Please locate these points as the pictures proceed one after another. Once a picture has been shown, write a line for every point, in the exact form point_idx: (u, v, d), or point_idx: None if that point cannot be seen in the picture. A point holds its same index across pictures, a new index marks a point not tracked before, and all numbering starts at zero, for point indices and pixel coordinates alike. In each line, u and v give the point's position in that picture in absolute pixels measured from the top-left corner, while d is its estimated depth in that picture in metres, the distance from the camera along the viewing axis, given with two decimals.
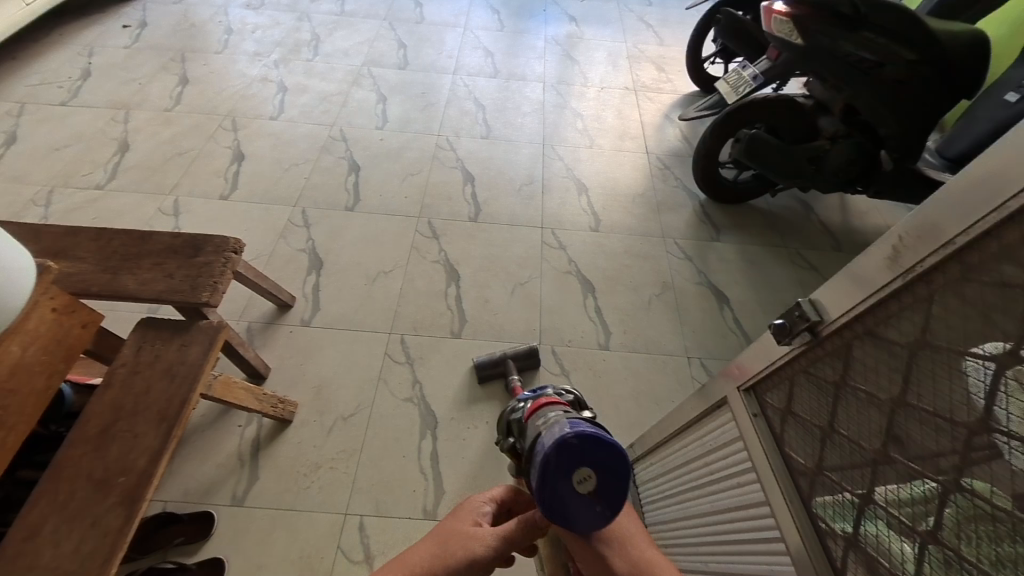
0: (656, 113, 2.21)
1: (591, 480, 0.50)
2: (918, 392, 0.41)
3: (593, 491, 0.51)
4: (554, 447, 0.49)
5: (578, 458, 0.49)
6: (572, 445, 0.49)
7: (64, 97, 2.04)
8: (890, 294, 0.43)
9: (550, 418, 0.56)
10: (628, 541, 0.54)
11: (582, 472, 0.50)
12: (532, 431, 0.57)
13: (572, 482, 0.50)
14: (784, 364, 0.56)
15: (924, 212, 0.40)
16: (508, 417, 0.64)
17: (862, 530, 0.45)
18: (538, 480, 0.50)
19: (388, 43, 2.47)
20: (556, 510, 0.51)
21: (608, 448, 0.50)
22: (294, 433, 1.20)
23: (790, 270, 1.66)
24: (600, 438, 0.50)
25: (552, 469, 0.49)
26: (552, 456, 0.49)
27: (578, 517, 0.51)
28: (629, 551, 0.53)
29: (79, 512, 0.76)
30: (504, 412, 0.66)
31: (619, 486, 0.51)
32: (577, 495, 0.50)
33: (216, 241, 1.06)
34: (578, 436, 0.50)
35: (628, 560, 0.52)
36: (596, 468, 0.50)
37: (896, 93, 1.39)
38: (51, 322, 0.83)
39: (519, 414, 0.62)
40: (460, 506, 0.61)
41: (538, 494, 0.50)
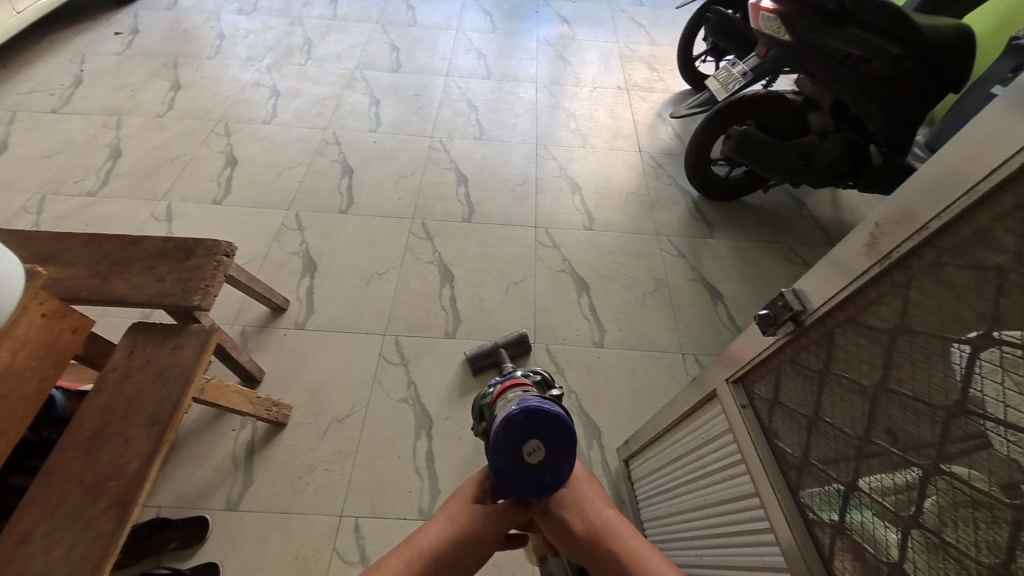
0: (648, 112, 2.22)
1: (540, 451, 0.51)
2: (898, 377, 0.41)
3: (543, 462, 0.51)
4: (502, 425, 0.50)
5: (525, 433, 0.50)
6: (518, 421, 0.50)
7: (55, 104, 2.03)
8: (869, 281, 0.43)
9: (510, 399, 0.57)
10: (583, 503, 0.57)
11: (530, 445, 0.50)
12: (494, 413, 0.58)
13: (522, 456, 0.51)
14: (770, 354, 0.56)
15: (900, 198, 0.41)
16: (480, 403, 0.66)
17: (848, 518, 0.45)
18: (491, 454, 0.51)
19: (380, 46, 2.48)
20: (511, 483, 0.52)
21: (553, 420, 0.50)
22: (289, 435, 1.19)
23: (783, 265, 1.67)
24: (544, 410, 0.50)
25: (501, 445, 0.50)
26: (501, 433, 0.50)
27: (534, 486, 0.52)
28: (586, 511, 0.57)
29: (71, 517, 0.76)
30: (476, 399, 0.68)
31: (569, 454, 0.52)
32: (529, 466, 0.51)
33: (208, 245, 1.06)
34: (523, 412, 0.50)
35: (585, 520, 0.56)
36: (543, 439, 0.51)
37: (884, 87, 1.40)
38: (41, 327, 0.83)
39: (488, 399, 0.64)
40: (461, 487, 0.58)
41: (492, 467, 0.52)
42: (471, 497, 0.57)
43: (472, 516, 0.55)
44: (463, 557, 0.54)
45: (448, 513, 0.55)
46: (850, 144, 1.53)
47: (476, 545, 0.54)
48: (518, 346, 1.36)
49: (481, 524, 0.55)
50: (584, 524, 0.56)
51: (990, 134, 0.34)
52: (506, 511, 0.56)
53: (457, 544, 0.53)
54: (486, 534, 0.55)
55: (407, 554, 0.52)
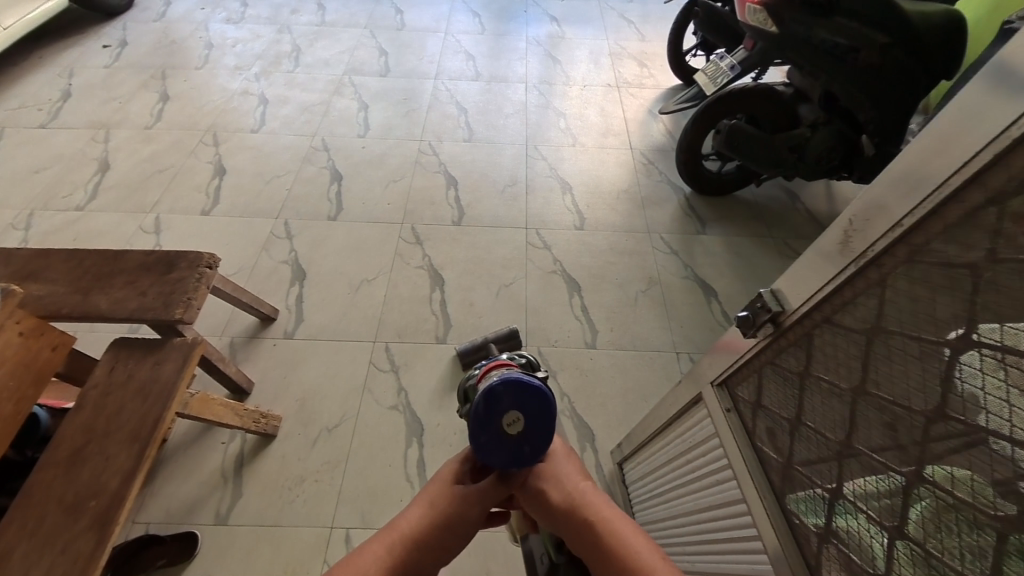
0: (639, 108, 2.21)
1: (520, 422, 0.49)
2: (876, 380, 0.40)
3: (522, 433, 0.49)
4: (482, 396, 0.47)
5: (505, 405, 0.48)
6: (498, 392, 0.47)
7: (43, 119, 2.03)
8: (844, 282, 0.41)
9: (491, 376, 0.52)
10: (561, 474, 0.54)
11: (509, 416, 0.48)
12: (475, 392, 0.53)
13: (501, 427, 0.49)
14: (752, 356, 0.55)
15: (870, 194, 0.39)
16: (464, 385, 0.57)
17: (833, 524, 0.44)
18: (472, 434, 0.49)
19: (369, 50, 2.47)
20: (490, 454, 0.50)
21: (535, 392, 0.48)
22: (278, 447, 1.18)
23: (777, 260, 1.65)
24: (526, 382, 0.48)
25: (480, 417, 0.48)
26: (480, 406, 0.47)
27: (510, 457, 0.50)
28: (562, 481, 0.53)
29: (49, 538, 0.75)
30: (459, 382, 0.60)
31: (549, 425, 0.50)
32: (507, 437, 0.49)
33: (190, 257, 1.05)
34: (503, 383, 0.48)
35: (563, 491, 0.52)
36: (523, 411, 0.48)
37: (873, 77, 1.38)
38: (17, 346, 0.83)
39: (472, 381, 0.56)
40: (439, 470, 0.55)
41: (471, 439, 0.49)
42: (450, 479, 0.54)
43: (452, 497, 0.52)
44: (445, 538, 0.51)
45: (427, 496, 0.53)
46: (841, 135, 1.51)
47: (458, 526, 0.51)
48: (507, 342, 1.33)
49: (462, 504, 0.52)
50: (562, 495, 0.52)
51: (961, 122, 0.33)
52: (485, 489, 0.52)
53: (439, 527, 0.51)
54: (466, 515, 0.52)
55: (387, 539, 0.50)
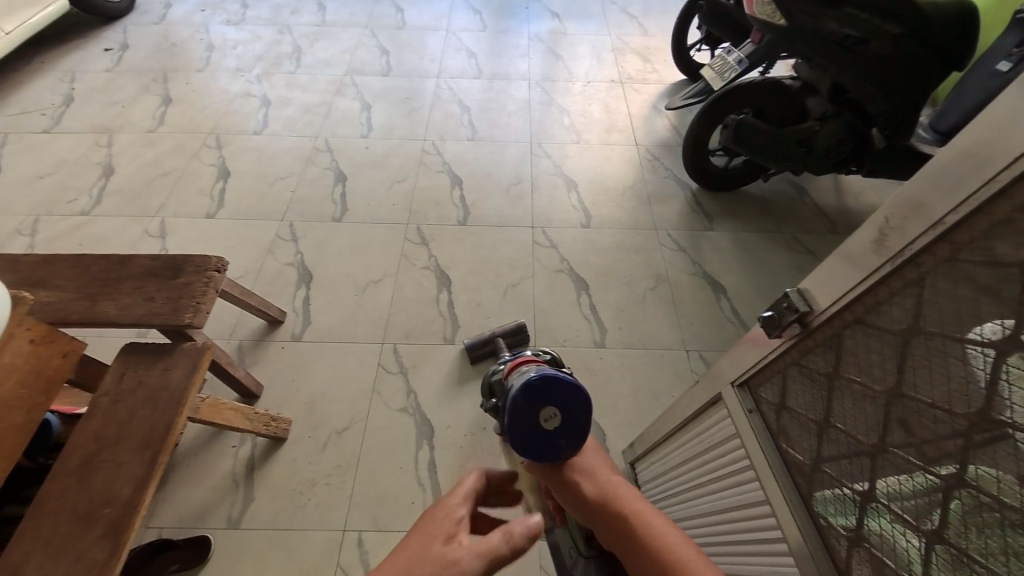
0: (643, 104, 2.19)
1: (557, 418, 0.50)
2: (914, 382, 0.39)
3: (558, 429, 0.51)
4: (520, 389, 0.50)
5: (541, 399, 0.50)
6: (536, 386, 0.50)
7: (46, 124, 2.03)
8: (879, 281, 0.40)
9: (522, 371, 0.56)
10: (593, 467, 0.52)
11: (547, 411, 0.50)
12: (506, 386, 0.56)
13: (537, 421, 0.50)
14: (776, 357, 0.53)
15: (907, 192, 0.38)
16: (489, 379, 0.64)
17: (864, 527, 0.43)
18: (509, 427, 0.51)
19: (369, 50, 2.45)
20: (526, 448, 0.51)
21: (571, 389, 0.50)
22: (288, 451, 1.18)
23: (785, 255, 1.64)
24: (562, 378, 0.50)
25: (517, 411, 0.50)
26: (518, 398, 0.50)
27: (547, 451, 0.51)
28: (596, 475, 0.51)
29: (64, 547, 0.74)
30: (487, 374, 0.66)
31: (585, 422, 0.51)
32: (544, 432, 0.51)
33: (198, 261, 1.05)
34: (541, 377, 0.50)
35: (595, 483, 0.51)
36: (560, 407, 0.50)
37: (883, 68, 1.37)
38: (27, 355, 0.82)
39: (498, 375, 0.63)
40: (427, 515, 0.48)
41: (508, 433, 0.51)
42: (445, 525, 0.47)
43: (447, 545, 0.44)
44: None
45: (415, 545, 0.44)
46: (850, 128, 1.49)
47: None
48: (515, 337, 1.36)
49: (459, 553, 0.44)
50: (595, 488, 0.50)
51: (1008, 113, 0.32)
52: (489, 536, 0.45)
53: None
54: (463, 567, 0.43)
55: None
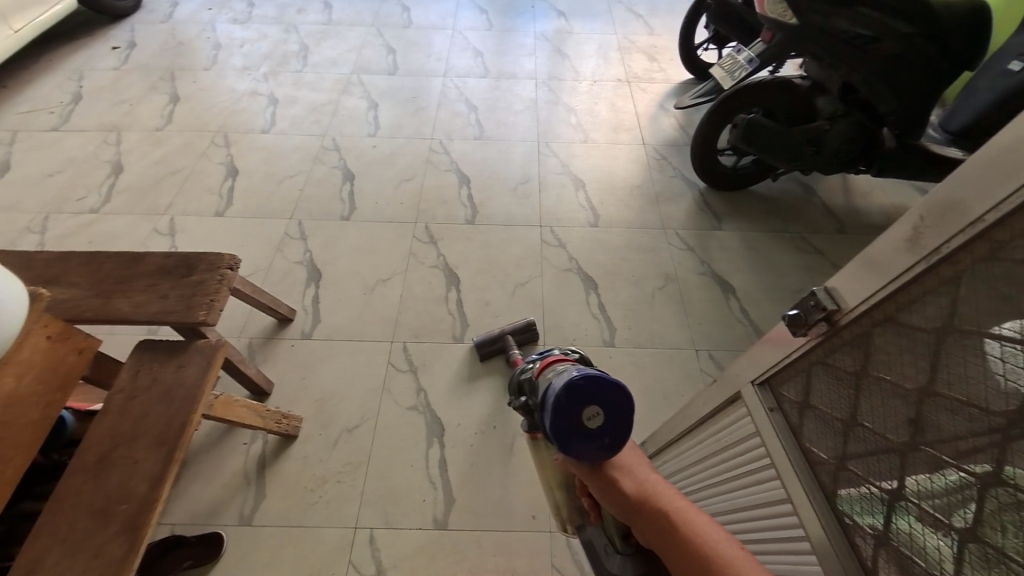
0: (650, 103, 2.18)
1: (599, 417, 0.50)
2: (948, 380, 0.39)
3: (600, 428, 0.50)
4: (563, 388, 0.50)
5: (585, 398, 0.49)
6: (578, 385, 0.50)
7: (55, 123, 2.04)
8: (912, 279, 0.40)
9: (558, 370, 0.57)
10: (632, 465, 0.54)
11: (590, 410, 0.50)
12: (541, 384, 0.57)
13: (580, 420, 0.50)
14: (799, 355, 0.53)
15: (943, 191, 0.38)
16: (519, 378, 0.66)
17: (892, 526, 0.42)
18: (551, 426, 0.50)
19: (376, 49, 2.45)
20: (568, 447, 0.51)
21: (614, 388, 0.50)
22: (299, 448, 1.18)
23: (794, 255, 1.63)
24: (606, 378, 0.50)
25: (559, 410, 0.49)
26: (561, 397, 0.49)
27: (590, 450, 0.51)
28: (634, 472, 0.53)
29: (81, 543, 0.75)
30: (515, 374, 0.67)
31: (628, 421, 0.51)
32: (586, 431, 0.50)
33: (210, 259, 1.05)
34: (584, 377, 0.50)
35: (634, 481, 0.52)
36: (603, 407, 0.50)
37: (895, 68, 1.36)
38: (45, 350, 0.83)
39: (528, 373, 0.64)
40: None
41: (550, 431, 0.51)
42: None
43: None
44: None
45: None
46: (861, 127, 1.49)
47: None
48: (524, 335, 1.36)
49: None
50: (635, 485, 0.51)
51: None
52: None
53: None
54: None
55: None
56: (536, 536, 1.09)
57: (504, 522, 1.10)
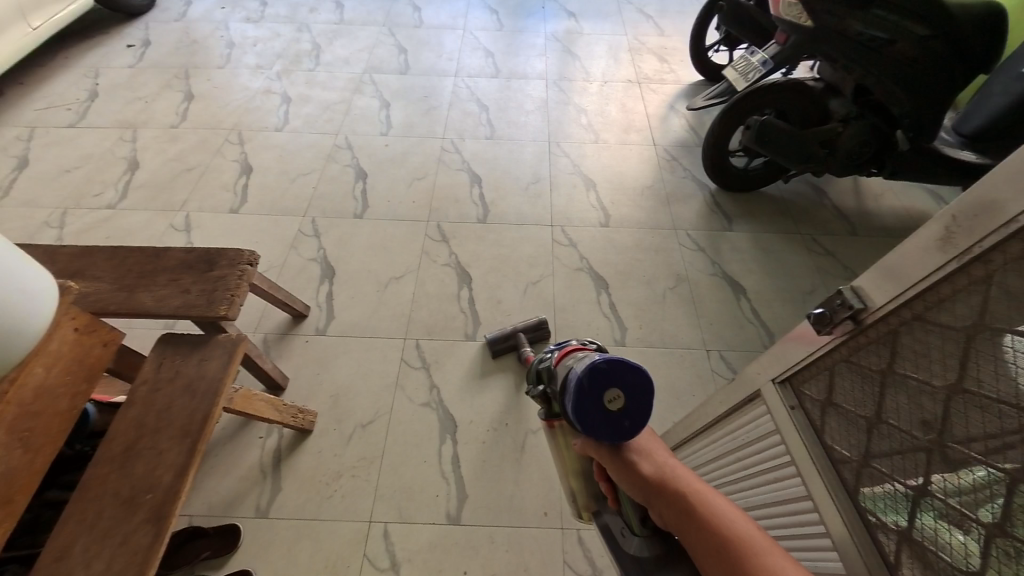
0: (660, 104, 2.19)
1: (621, 399, 0.52)
2: (977, 378, 0.39)
3: (622, 411, 0.52)
4: (586, 371, 0.51)
5: (607, 381, 0.51)
6: (602, 369, 0.51)
7: (72, 119, 2.06)
8: (942, 278, 0.40)
9: (577, 358, 0.58)
10: (651, 449, 0.55)
11: (611, 393, 0.51)
12: (562, 371, 0.59)
13: (602, 403, 0.52)
14: (823, 353, 0.53)
15: (978, 190, 0.38)
16: (538, 367, 0.67)
17: (917, 523, 0.43)
18: (574, 408, 0.52)
19: (387, 48, 2.47)
20: (590, 428, 0.53)
21: (638, 372, 0.51)
22: (315, 443, 1.19)
23: (805, 257, 1.63)
24: (628, 362, 0.51)
25: (583, 392, 0.51)
26: (584, 379, 0.51)
27: (610, 432, 0.52)
28: (654, 456, 0.54)
29: (108, 531, 0.76)
30: (533, 363, 0.69)
31: (649, 403, 0.52)
32: (608, 413, 0.52)
33: (231, 254, 1.06)
34: (607, 361, 0.51)
35: (653, 464, 0.53)
36: (624, 390, 0.52)
37: (910, 71, 1.36)
38: (72, 342, 0.83)
39: (547, 362, 0.65)
40: None
41: (572, 414, 0.53)
42: None
43: None
44: None
45: None
46: (874, 129, 1.49)
47: None
48: (536, 333, 1.37)
49: None
50: (654, 468, 0.53)
51: None
52: None
53: None
54: None
55: None
56: (549, 532, 1.10)
57: (516, 518, 1.11)
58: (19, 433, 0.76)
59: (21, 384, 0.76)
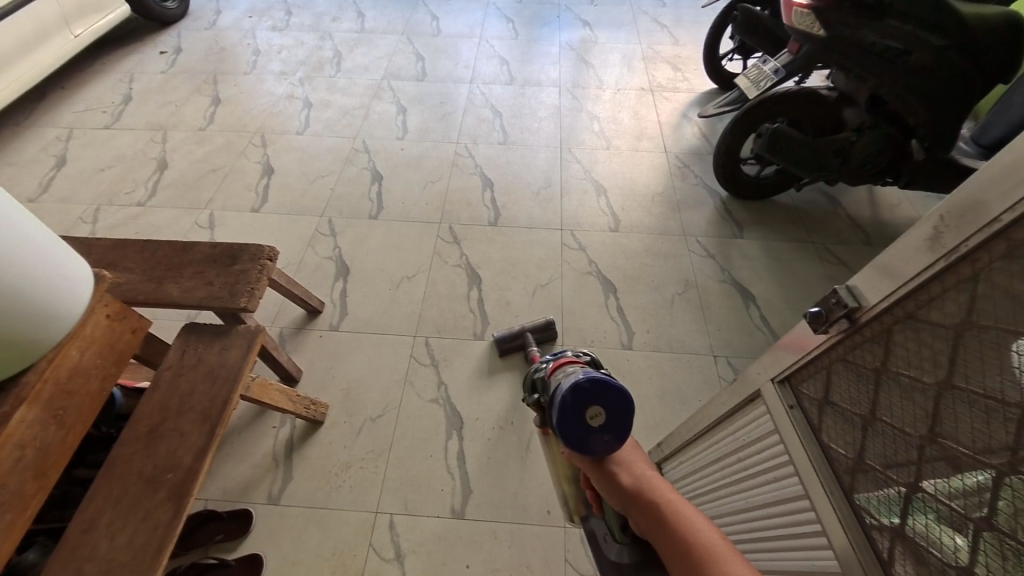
0: (673, 112, 2.21)
1: (601, 416, 0.54)
2: (966, 374, 0.40)
3: (603, 426, 0.54)
4: (569, 390, 0.54)
5: (588, 398, 0.53)
6: (584, 387, 0.53)
7: (107, 121, 2.17)
8: (934, 276, 0.42)
9: (568, 371, 0.60)
10: (631, 461, 0.56)
11: (593, 410, 0.54)
12: (551, 385, 0.60)
13: (584, 419, 0.54)
14: (819, 353, 0.54)
15: (966, 191, 0.39)
16: (533, 376, 0.68)
17: (909, 521, 0.44)
18: (559, 424, 0.54)
19: (406, 56, 2.54)
20: (572, 441, 0.55)
21: (617, 391, 0.53)
22: (325, 434, 1.23)
23: (816, 265, 1.63)
24: (609, 380, 0.54)
25: (567, 408, 0.54)
26: (568, 397, 0.54)
27: (592, 446, 0.55)
28: (633, 467, 0.55)
29: (132, 507, 0.81)
30: (529, 371, 0.69)
31: (628, 420, 0.54)
32: (590, 428, 0.54)
33: (252, 250, 1.11)
34: (590, 379, 0.54)
35: (631, 475, 0.54)
36: (605, 406, 0.54)
37: (925, 81, 1.35)
38: (105, 328, 0.88)
39: (541, 372, 0.66)
40: None
41: (556, 429, 0.55)
42: None
43: None
44: None
45: None
46: (889, 139, 1.48)
47: None
48: (544, 333, 1.40)
49: None
50: (632, 478, 0.54)
51: None
52: None
53: None
54: None
55: None
56: (552, 530, 1.11)
57: (520, 514, 1.13)
58: (54, 411, 0.80)
59: (59, 364, 0.81)
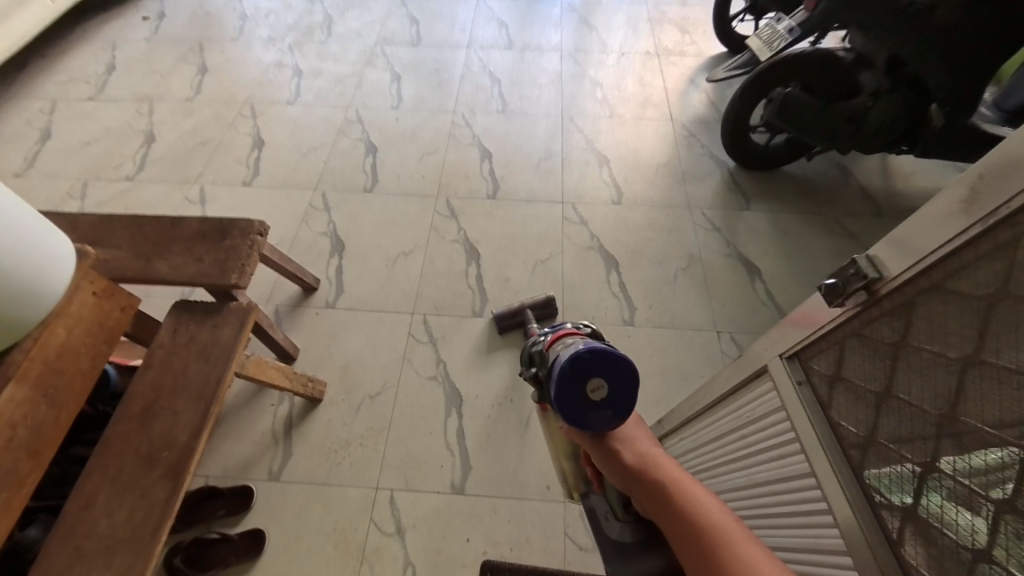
0: (680, 78, 2.10)
1: (602, 389, 0.51)
2: (996, 348, 0.37)
3: (604, 399, 0.52)
4: (568, 361, 0.51)
5: (588, 371, 0.51)
6: (584, 359, 0.51)
7: (91, 92, 2.09)
8: (967, 241, 0.38)
9: (567, 343, 0.57)
10: (633, 437, 0.54)
11: (593, 382, 0.51)
12: (549, 358, 0.57)
13: (584, 392, 0.51)
14: (834, 328, 0.51)
15: (1011, 147, 0.35)
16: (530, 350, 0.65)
17: (923, 502, 0.42)
18: (557, 398, 0.52)
19: (399, 20, 2.41)
20: (572, 416, 0.52)
21: (619, 362, 0.51)
22: (324, 411, 1.23)
23: (825, 239, 1.58)
24: (611, 352, 0.51)
25: (565, 381, 0.51)
26: (566, 370, 0.51)
27: (593, 421, 0.52)
28: (636, 444, 0.53)
29: (129, 484, 0.80)
30: (526, 345, 0.67)
31: (630, 393, 0.52)
32: (590, 402, 0.52)
33: (242, 225, 1.07)
34: (590, 351, 0.51)
35: (634, 452, 0.52)
36: (607, 378, 0.51)
37: (952, 39, 1.26)
38: (92, 305, 0.86)
39: (539, 346, 0.63)
40: None
41: (555, 404, 0.52)
42: None
43: None
44: None
45: None
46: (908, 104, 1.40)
47: None
48: (544, 309, 1.37)
49: None
50: (635, 455, 0.52)
51: None
52: None
53: None
54: None
55: None
56: (551, 505, 1.11)
57: (519, 490, 1.13)
58: (45, 390, 0.79)
59: (46, 342, 0.79)
